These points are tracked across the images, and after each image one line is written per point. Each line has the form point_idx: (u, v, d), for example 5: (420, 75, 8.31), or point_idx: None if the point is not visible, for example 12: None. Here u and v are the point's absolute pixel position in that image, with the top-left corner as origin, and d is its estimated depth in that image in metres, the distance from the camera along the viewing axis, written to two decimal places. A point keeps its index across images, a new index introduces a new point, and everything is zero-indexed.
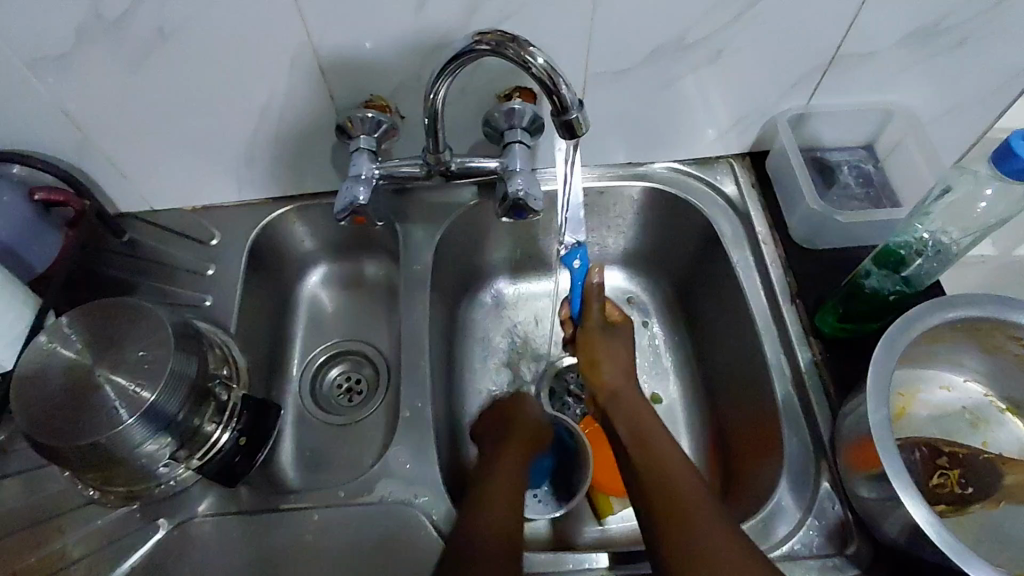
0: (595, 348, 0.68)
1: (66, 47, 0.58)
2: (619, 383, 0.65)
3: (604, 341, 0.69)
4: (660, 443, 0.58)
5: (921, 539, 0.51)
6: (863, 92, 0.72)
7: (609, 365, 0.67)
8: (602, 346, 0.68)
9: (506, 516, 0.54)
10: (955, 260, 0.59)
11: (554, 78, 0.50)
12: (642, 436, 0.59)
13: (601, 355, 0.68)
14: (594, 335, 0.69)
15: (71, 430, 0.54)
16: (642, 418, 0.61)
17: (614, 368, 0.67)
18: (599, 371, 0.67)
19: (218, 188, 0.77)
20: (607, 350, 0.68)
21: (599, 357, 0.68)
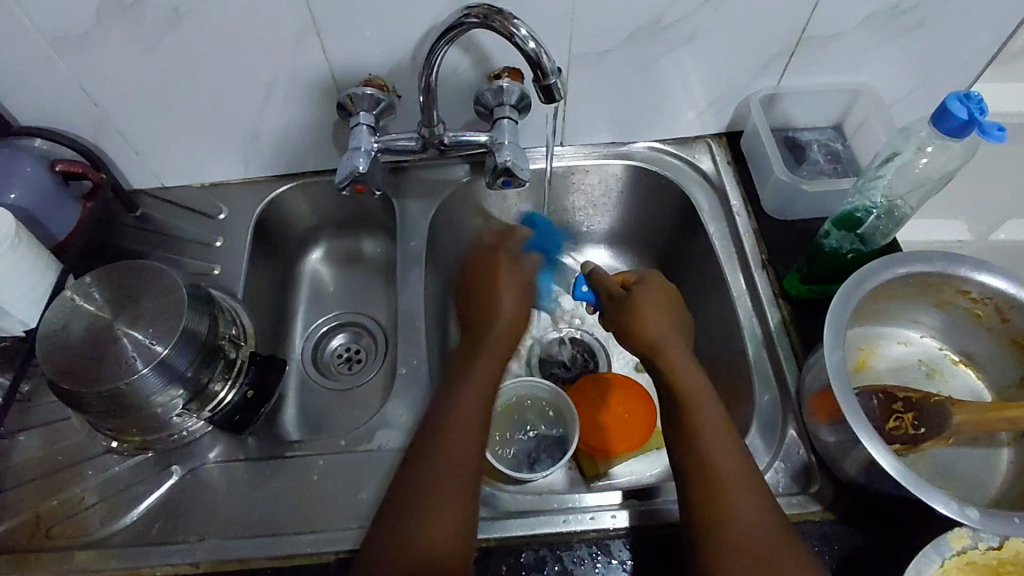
0: (638, 306, 0.65)
1: (89, 27, 0.63)
2: (669, 336, 0.62)
3: (652, 296, 0.66)
4: (716, 433, 0.56)
5: (876, 472, 0.55)
6: (829, 74, 0.78)
7: (652, 318, 0.64)
8: (644, 298, 0.65)
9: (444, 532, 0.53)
10: (906, 220, 0.64)
11: (536, 50, 0.55)
12: (692, 421, 0.57)
13: (646, 321, 0.64)
14: (638, 293, 0.66)
15: (92, 377, 0.59)
16: (689, 400, 0.58)
17: (659, 324, 0.63)
18: (643, 327, 0.63)
19: (226, 166, 0.81)
20: (647, 301, 0.65)
21: (642, 310, 0.65)
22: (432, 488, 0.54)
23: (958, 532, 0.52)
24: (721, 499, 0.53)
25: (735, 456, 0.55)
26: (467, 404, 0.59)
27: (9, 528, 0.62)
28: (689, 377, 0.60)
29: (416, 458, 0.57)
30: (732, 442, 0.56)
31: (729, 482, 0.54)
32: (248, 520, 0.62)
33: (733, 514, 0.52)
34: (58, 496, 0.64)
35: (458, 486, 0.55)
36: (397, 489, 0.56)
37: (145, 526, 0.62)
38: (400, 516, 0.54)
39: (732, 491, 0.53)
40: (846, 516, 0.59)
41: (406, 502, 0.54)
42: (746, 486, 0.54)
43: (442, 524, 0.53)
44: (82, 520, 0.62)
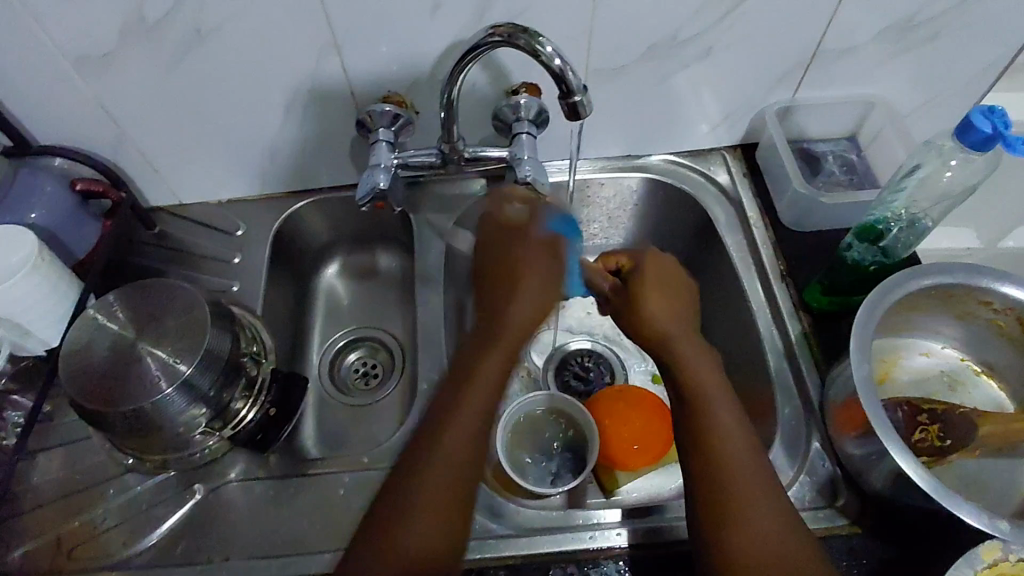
0: (641, 297, 0.63)
1: (112, 47, 0.63)
2: (675, 328, 0.61)
3: (656, 284, 0.64)
4: (726, 427, 0.55)
5: (904, 485, 0.55)
6: (844, 86, 0.78)
7: (659, 307, 0.62)
8: (647, 287, 0.63)
9: (426, 573, 0.47)
10: (928, 232, 0.65)
11: (562, 66, 0.55)
12: (704, 420, 0.55)
13: (650, 313, 0.62)
14: (640, 281, 0.64)
15: (116, 397, 0.59)
16: (703, 397, 0.57)
17: (663, 313, 0.62)
18: (647, 320, 0.62)
19: (243, 182, 0.82)
20: (648, 289, 0.63)
21: (643, 306, 0.63)
22: (423, 522, 0.49)
23: (990, 544, 0.50)
24: (734, 501, 0.51)
25: (749, 461, 0.53)
26: (466, 416, 0.52)
27: (31, 550, 0.62)
28: (699, 366, 0.58)
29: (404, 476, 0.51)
30: (746, 446, 0.54)
31: (743, 486, 0.52)
32: (271, 540, 0.62)
33: (748, 521, 0.51)
34: (79, 518, 0.63)
35: (459, 469, 0.51)
36: (408, 452, 0.52)
37: (168, 546, 0.62)
38: (421, 473, 0.50)
39: (745, 496, 0.52)
40: (873, 529, 0.59)
41: (420, 452, 0.51)
42: (761, 493, 0.52)
43: (460, 480, 0.51)
44: (104, 541, 0.62)
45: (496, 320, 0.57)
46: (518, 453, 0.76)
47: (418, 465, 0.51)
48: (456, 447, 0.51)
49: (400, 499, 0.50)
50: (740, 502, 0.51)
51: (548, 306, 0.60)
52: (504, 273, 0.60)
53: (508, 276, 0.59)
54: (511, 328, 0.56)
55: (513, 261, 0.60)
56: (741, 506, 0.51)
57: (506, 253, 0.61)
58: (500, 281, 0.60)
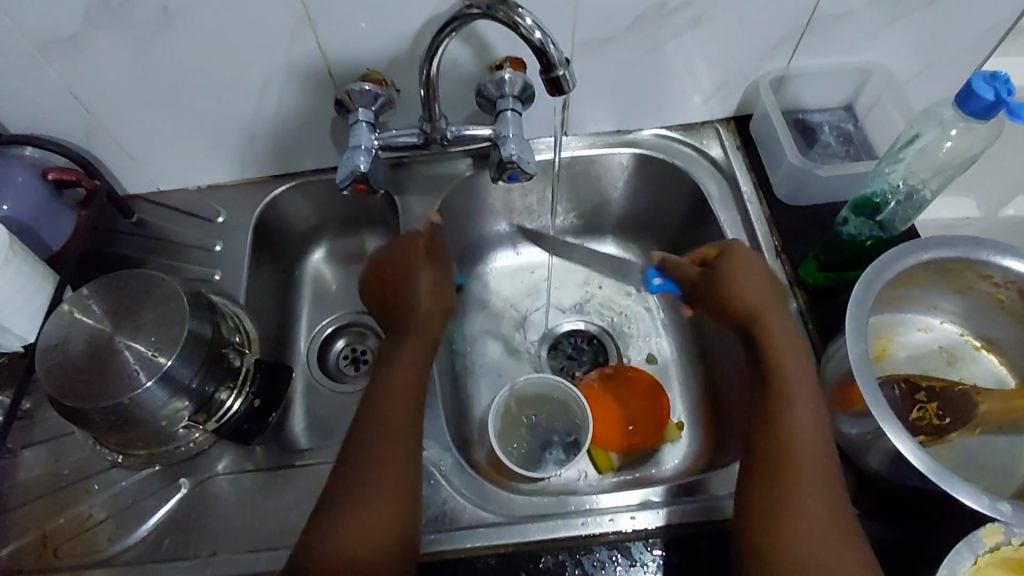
0: (737, 276, 0.65)
1: (76, 30, 0.60)
2: (764, 310, 0.63)
3: (737, 268, 0.66)
4: (796, 413, 0.57)
5: (902, 465, 0.54)
6: (841, 53, 0.75)
7: (750, 291, 0.64)
8: (741, 268, 0.65)
9: (386, 512, 0.55)
10: (926, 204, 0.63)
11: (542, 39, 0.53)
12: (781, 403, 0.57)
13: (748, 293, 0.64)
14: (722, 266, 0.67)
15: (95, 393, 0.57)
16: (783, 382, 0.58)
17: (760, 291, 0.64)
18: (742, 299, 0.64)
19: (222, 167, 0.79)
20: (746, 271, 0.65)
21: (737, 286, 0.65)
22: (366, 489, 0.55)
23: (991, 528, 0.49)
24: (792, 485, 0.53)
25: (819, 454, 0.55)
26: (376, 423, 0.59)
27: (17, 548, 0.61)
28: (788, 347, 0.61)
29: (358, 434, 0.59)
30: (819, 438, 0.55)
31: (806, 474, 0.54)
32: (260, 532, 0.61)
33: (800, 508, 0.52)
34: (65, 514, 0.62)
35: (386, 471, 0.56)
36: (341, 464, 0.58)
37: (156, 541, 0.61)
38: (358, 478, 0.56)
39: (804, 485, 0.53)
40: (871, 510, 0.58)
41: (350, 460, 0.57)
42: (824, 484, 0.53)
43: (384, 478, 0.56)
44: (90, 538, 0.61)
45: (400, 322, 0.68)
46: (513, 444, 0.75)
47: (347, 472, 0.57)
48: (388, 406, 0.60)
49: (357, 451, 0.58)
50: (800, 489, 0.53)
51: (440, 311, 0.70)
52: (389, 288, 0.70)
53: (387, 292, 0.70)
54: (417, 323, 0.67)
55: (403, 302, 0.69)
56: (801, 492, 0.53)
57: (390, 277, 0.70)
58: (396, 305, 0.69)
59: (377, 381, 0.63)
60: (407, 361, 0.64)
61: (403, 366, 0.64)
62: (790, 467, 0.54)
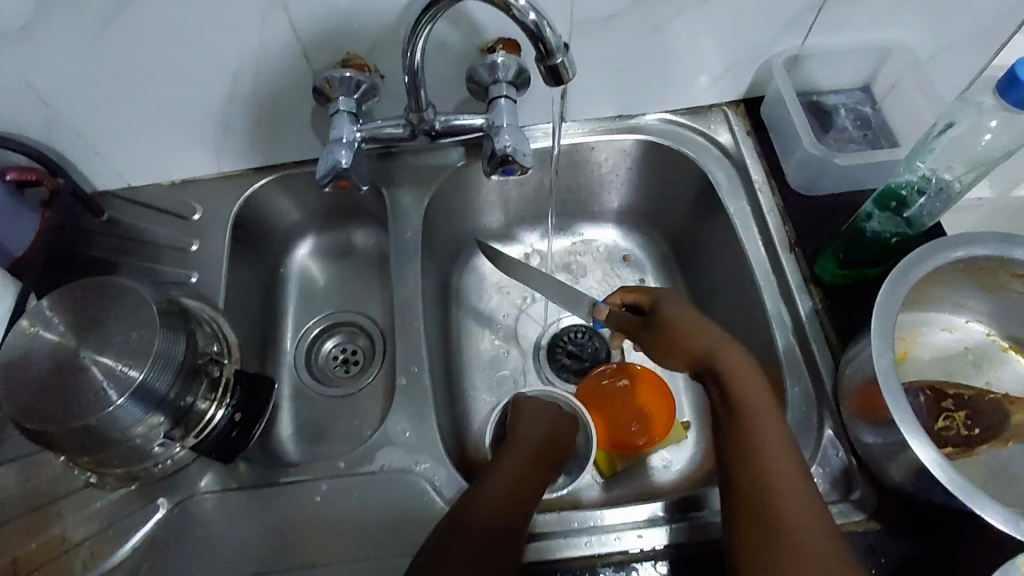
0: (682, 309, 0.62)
1: (23, 17, 0.54)
2: (709, 341, 0.58)
3: (671, 308, 0.62)
4: (765, 444, 0.51)
5: (928, 481, 0.50)
6: (859, 30, 0.70)
7: (688, 329, 0.60)
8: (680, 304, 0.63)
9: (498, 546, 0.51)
10: (958, 201, 0.58)
11: (537, 21, 0.48)
12: (751, 430, 0.52)
13: (685, 332, 0.60)
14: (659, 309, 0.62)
15: (60, 414, 0.53)
16: (746, 407, 0.53)
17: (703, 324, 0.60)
18: (681, 337, 0.60)
19: (197, 160, 0.74)
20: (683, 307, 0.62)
21: (676, 326, 0.61)
22: (482, 517, 0.52)
23: None
24: (780, 514, 0.48)
25: (796, 478, 0.50)
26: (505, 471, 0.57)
27: None
28: (738, 375, 0.56)
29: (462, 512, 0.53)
30: (792, 461, 0.51)
31: (789, 501, 0.48)
32: (244, 555, 0.57)
33: (792, 538, 0.47)
34: (36, 539, 0.58)
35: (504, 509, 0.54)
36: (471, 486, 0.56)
37: (134, 566, 0.57)
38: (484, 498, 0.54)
39: (791, 512, 0.48)
40: (892, 525, 0.54)
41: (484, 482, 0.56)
42: (809, 510, 0.48)
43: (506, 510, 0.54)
44: (64, 563, 0.58)
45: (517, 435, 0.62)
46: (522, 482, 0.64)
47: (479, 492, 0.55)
48: (497, 506, 0.54)
49: (477, 496, 0.54)
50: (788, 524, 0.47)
51: (556, 439, 0.64)
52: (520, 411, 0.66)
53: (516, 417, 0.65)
54: (542, 437, 0.63)
55: (519, 424, 0.64)
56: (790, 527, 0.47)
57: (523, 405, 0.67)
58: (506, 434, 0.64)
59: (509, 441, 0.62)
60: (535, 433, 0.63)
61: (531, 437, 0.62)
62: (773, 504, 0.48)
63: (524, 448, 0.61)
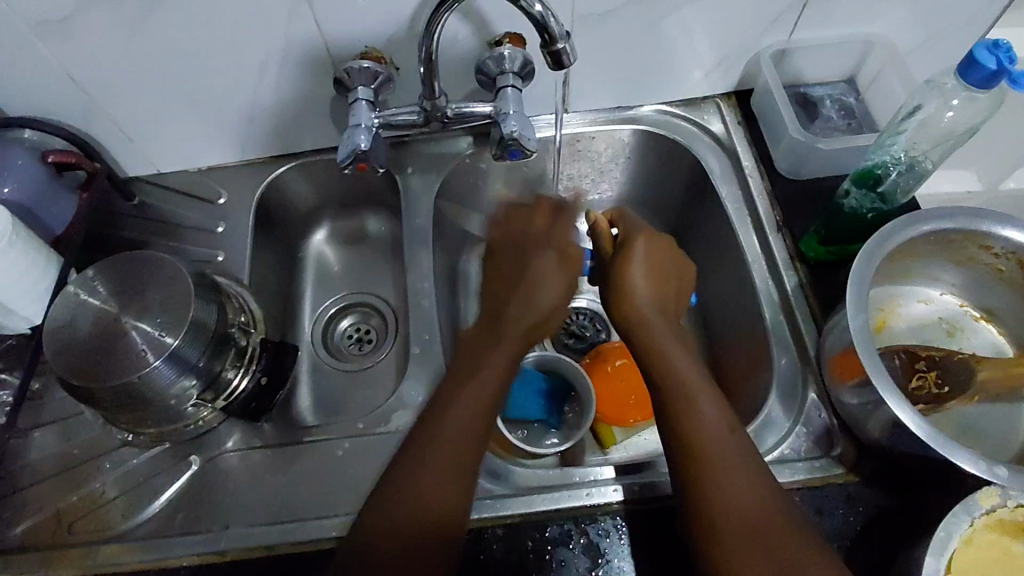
0: (626, 272, 0.62)
1: (71, 11, 0.60)
2: (651, 312, 0.60)
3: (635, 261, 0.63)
4: (699, 416, 0.54)
5: (901, 433, 0.54)
6: (842, 25, 0.75)
7: (640, 289, 0.61)
8: (631, 265, 0.62)
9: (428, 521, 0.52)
10: (928, 174, 0.63)
11: (543, 12, 0.53)
12: (680, 399, 0.55)
13: (629, 295, 0.61)
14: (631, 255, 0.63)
15: (103, 373, 0.58)
16: (676, 381, 0.56)
17: (649, 299, 0.61)
18: (631, 296, 0.61)
19: (223, 148, 0.79)
20: (638, 269, 0.62)
21: (625, 283, 0.62)
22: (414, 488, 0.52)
23: (988, 491, 0.50)
24: (714, 478, 0.51)
25: (729, 441, 0.53)
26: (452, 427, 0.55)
27: (32, 525, 0.62)
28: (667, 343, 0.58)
29: (429, 419, 0.56)
30: (725, 420, 0.54)
31: (720, 462, 0.52)
32: (270, 506, 0.62)
33: (727, 496, 0.51)
34: (78, 492, 0.63)
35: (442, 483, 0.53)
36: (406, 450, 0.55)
37: (168, 517, 0.62)
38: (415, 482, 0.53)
39: (724, 473, 0.51)
40: (870, 477, 0.59)
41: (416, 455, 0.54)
42: (741, 477, 0.51)
43: (438, 496, 0.52)
44: (103, 514, 0.62)
45: (492, 325, 0.60)
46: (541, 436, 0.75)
47: (412, 474, 0.53)
48: (435, 495, 0.52)
49: (408, 468, 0.53)
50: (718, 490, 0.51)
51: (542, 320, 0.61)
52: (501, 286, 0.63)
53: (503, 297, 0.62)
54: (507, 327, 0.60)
55: (491, 331, 0.60)
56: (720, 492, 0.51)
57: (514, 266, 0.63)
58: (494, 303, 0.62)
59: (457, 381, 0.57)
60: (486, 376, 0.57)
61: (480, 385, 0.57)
62: (707, 473, 0.52)
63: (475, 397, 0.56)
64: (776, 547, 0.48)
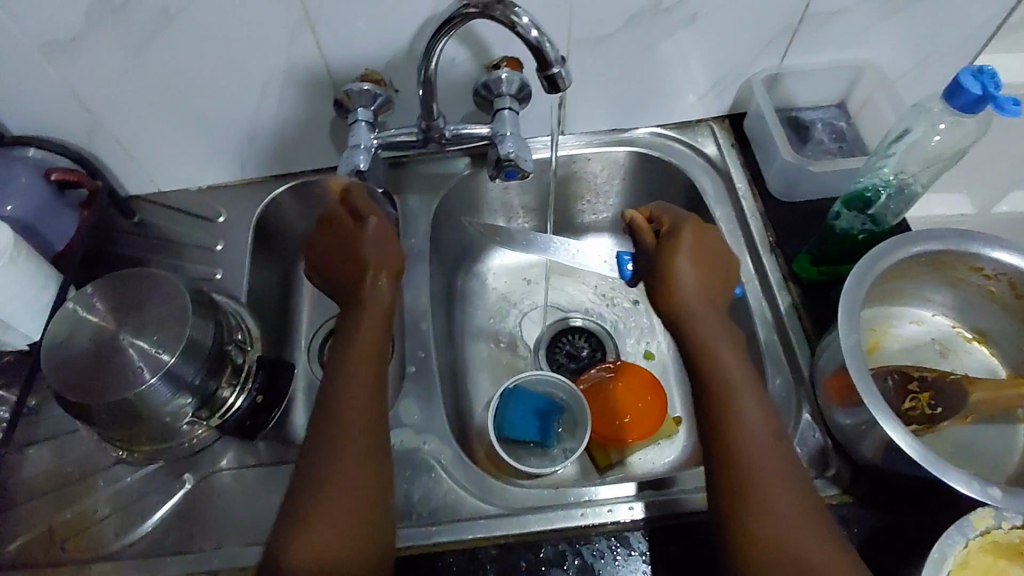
0: (673, 261, 0.62)
1: (77, 32, 0.61)
2: (699, 308, 0.60)
3: (686, 253, 0.62)
4: (743, 417, 0.54)
5: (895, 454, 0.54)
6: (833, 50, 0.76)
7: (687, 286, 0.61)
8: (681, 253, 0.62)
9: (352, 514, 0.51)
10: (917, 197, 0.65)
11: (538, 38, 0.54)
12: (724, 397, 0.55)
13: (677, 291, 0.61)
14: (674, 244, 0.63)
15: (99, 389, 0.58)
16: (721, 375, 0.56)
17: (693, 287, 0.61)
18: (675, 289, 0.61)
19: (223, 167, 0.80)
20: (684, 257, 0.62)
21: (669, 277, 0.61)
22: (322, 489, 0.52)
23: (981, 513, 0.50)
24: (754, 481, 0.52)
25: (769, 444, 0.53)
26: (346, 417, 0.55)
27: (23, 544, 0.62)
28: (716, 338, 0.58)
29: (315, 443, 0.54)
30: (767, 424, 0.54)
31: (756, 465, 0.52)
32: (262, 525, 0.62)
33: (766, 502, 0.51)
34: (71, 510, 0.63)
35: (350, 480, 0.52)
36: (307, 454, 0.54)
37: (160, 536, 0.62)
38: (324, 478, 0.52)
39: (763, 479, 0.52)
40: (865, 498, 0.59)
41: (320, 457, 0.53)
42: (783, 484, 0.52)
43: (348, 490, 0.52)
44: (96, 533, 0.62)
45: (352, 307, 0.62)
46: (533, 453, 0.75)
47: (321, 473, 0.52)
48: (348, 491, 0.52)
49: (316, 472, 0.52)
50: (757, 495, 0.51)
51: (387, 265, 0.63)
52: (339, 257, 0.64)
53: (348, 268, 0.63)
54: (368, 306, 0.61)
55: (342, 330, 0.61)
56: (759, 499, 0.51)
57: (342, 234, 0.64)
58: (342, 278, 0.63)
59: (337, 374, 0.57)
60: (357, 363, 0.58)
61: (353, 376, 0.57)
62: (747, 477, 0.52)
63: (356, 382, 0.57)
64: (808, 557, 0.49)
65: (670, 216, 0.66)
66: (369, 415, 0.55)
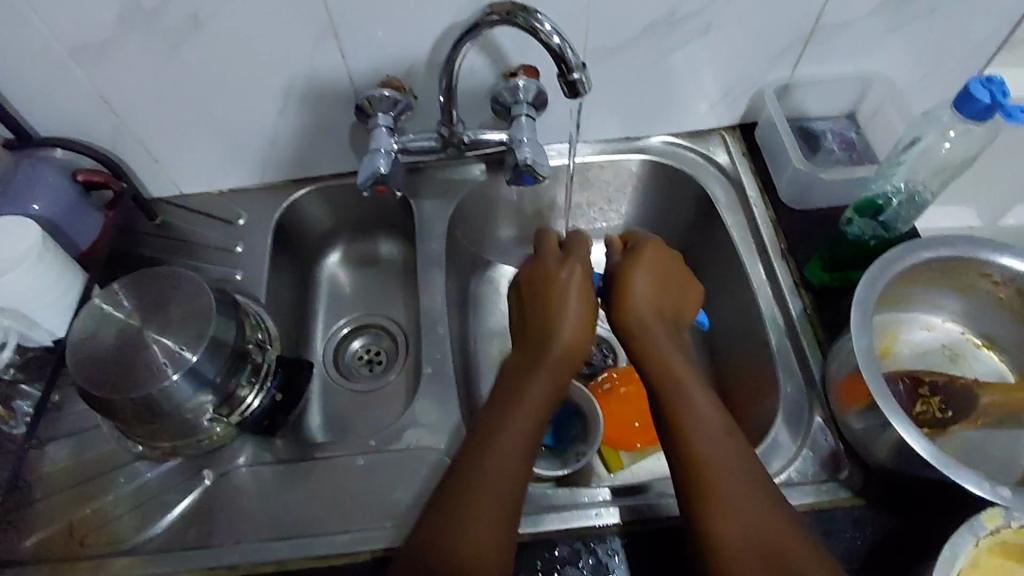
0: (629, 278, 0.65)
1: (108, 36, 0.63)
2: (653, 323, 0.63)
3: (642, 268, 0.66)
4: (693, 417, 0.56)
5: (907, 455, 0.55)
6: (843, 61, 0.78)
7: (641, 301, 0.64)
8: (637, 270, 0.65)
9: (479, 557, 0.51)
10: (928, 204, 0.66)
11: (560, 44, 0.56)
12: (674, 399, 0.57)
13: (629, 303, 0.64)
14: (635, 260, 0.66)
15: (124, 384, 0.59)
16: (671, 379, 0.58)
17: (649, 301, 0.64)
18: (630, 304, 0.64)
19: (244, 171, 0.82)
20: (641, 275, 0.65)
21: (624, 290, 0.65)
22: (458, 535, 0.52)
23: (992, 512, 0.50)
24: (710, 479, 0.52)
25: (725, 441, 0.54)
26: (485, 469, 0.55)
27: (43, 538, 0.62)
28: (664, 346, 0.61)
29: (449, 488, 0.55)
30: (720, 423, 0.56)
31: (715, 463, 0.53)
32: (279, 522, 0.63)
33: (723, 501, 0.51)
34: (90, 505, 0.64)
35: (479, 528, 0.52)
36: (444, 496, 0.55)
37: (178, 531, 0.62)
38: (449, 521, 0.52)
39: (724, 476, 0.53)
40: (876, 500, 0.59)
41: (454, 505, 0.53)
42: (744, 480, 0.52)
43: (478, 536, 0.52)
44: (114, 527, 0.63)
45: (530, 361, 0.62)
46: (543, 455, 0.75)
47: (449, 518, 0.53)
48: (471, 543, 0.51)
49: (444, 518, 0.53)
50: (719, 492, 0.52)
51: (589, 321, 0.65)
52: (542, 296, 0.66)
53: (541, 316, 0.65)
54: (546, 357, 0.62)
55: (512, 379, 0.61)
56: (721, 497, 0.52)
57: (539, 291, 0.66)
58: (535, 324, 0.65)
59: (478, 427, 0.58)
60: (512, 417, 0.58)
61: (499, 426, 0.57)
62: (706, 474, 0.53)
63: (512, 437, 0.57)
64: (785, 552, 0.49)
65: (631, 240, 0.70)
66: (513, 470, 0.55)
